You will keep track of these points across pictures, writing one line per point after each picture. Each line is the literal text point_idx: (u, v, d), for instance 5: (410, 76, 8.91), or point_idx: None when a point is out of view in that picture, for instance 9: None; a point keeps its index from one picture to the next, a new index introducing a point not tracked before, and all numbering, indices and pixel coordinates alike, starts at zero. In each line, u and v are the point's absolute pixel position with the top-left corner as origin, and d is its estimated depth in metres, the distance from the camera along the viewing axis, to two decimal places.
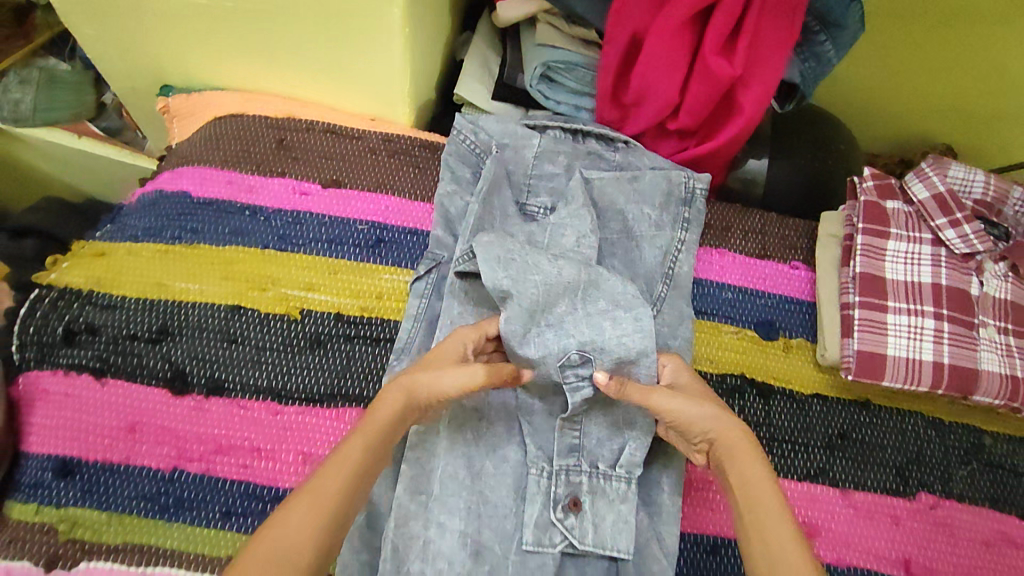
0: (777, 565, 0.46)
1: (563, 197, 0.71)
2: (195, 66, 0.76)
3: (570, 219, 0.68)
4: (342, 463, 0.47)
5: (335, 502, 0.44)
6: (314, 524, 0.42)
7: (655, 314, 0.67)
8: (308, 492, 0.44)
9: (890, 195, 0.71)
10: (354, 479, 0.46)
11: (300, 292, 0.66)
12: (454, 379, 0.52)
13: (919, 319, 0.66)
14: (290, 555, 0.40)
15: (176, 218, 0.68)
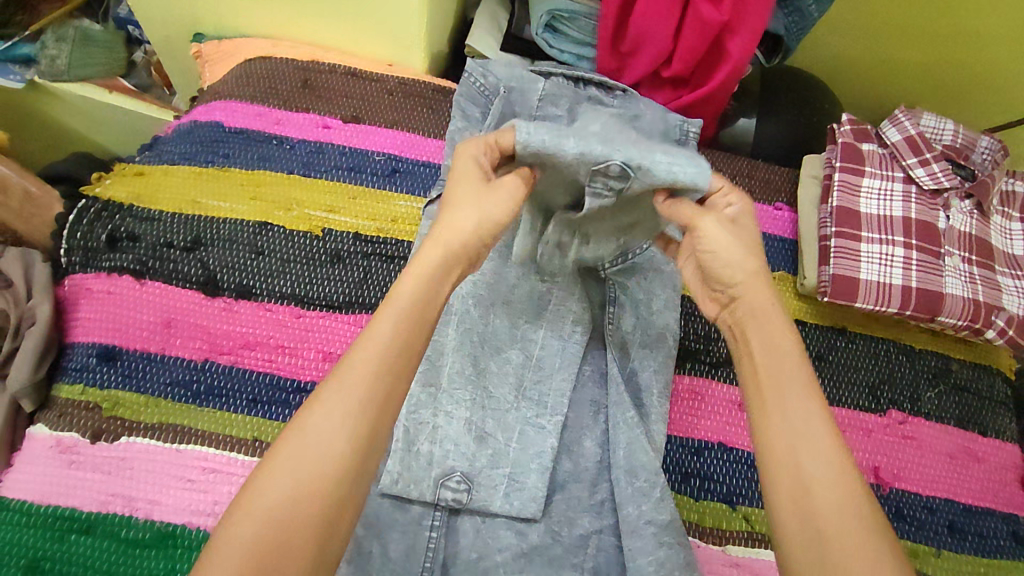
0: (799, 439, 0.43)
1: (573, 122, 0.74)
2: (227, 15, 0.83)
3: (586, 128, 0.70)
4: (378, 331, 0.42)
5: (376, 381, 0.41)
6: (355, 412, 0.40)
7: None
8: (342, 376, 0.41)
9: (866, 139, 0.78)
10: (388, 356, 0.42)
11: (322, 213, 0.72)
12: (471, 215, 0.49)
13: (889, 247, 0.72)
14: (330, 446, 0.38)
15: (209, 145, 0.74)
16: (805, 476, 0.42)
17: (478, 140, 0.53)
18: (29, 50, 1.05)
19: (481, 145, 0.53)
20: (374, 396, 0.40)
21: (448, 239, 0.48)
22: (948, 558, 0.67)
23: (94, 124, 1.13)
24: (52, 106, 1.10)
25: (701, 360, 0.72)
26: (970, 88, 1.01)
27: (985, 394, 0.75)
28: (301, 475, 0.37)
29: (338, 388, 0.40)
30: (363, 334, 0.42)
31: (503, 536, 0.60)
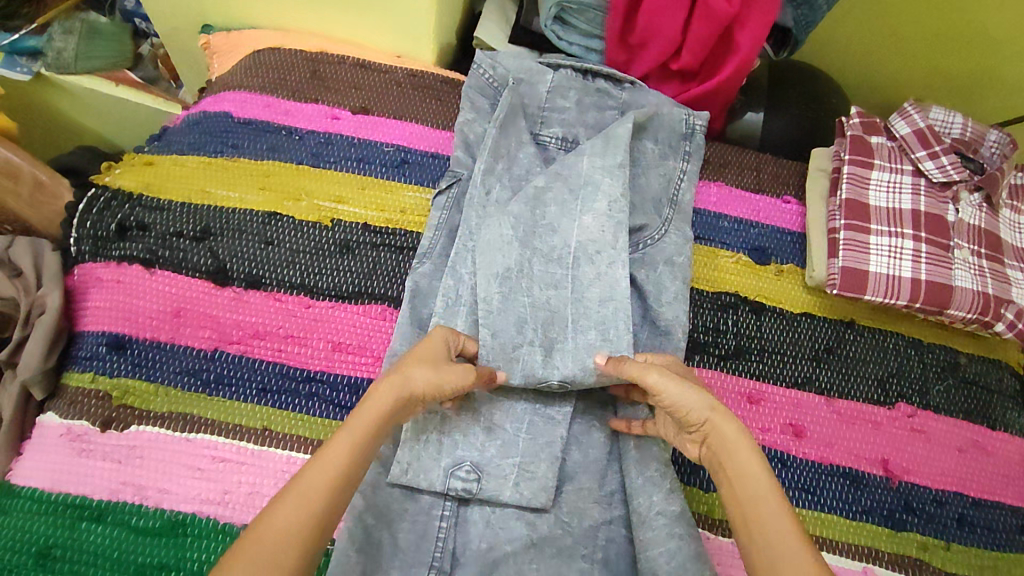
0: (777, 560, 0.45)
1: (604, 150, 0.71)
2: (236, 7, 0.83)
3: (604, 183, 0.69)
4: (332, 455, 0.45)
5: (326, 500, 0.43)
6: (306, 522, 0.41)
7: (661, 236, 0.73)
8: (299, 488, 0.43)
9: (874, 132, 0.78)
10: (337, 477, 0.45)
11: (331, 204, 0.72)
12: (424, 375, 0.52)
13: (898, 240, 0.72)
14: (284, 556, 0.40)
15: (218, 135, 0.74)
16: None
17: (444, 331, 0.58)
18: (35, 43, 1.05)
19: (449, 335, 0.59)
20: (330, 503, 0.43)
21: (404, 386, 0.51)
22: (956, 550, 0.67)
23: (101, 116, 1.13)
24: (59, 98, 1.10)
25: (710, 352, 0.71)
26: (979, 82, 1.01)
27: (994, 388, 0.74)
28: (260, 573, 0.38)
29: (294, 499, 0.42)
30: (319, 454, 0.46)
31: (513, 526, 0.60)
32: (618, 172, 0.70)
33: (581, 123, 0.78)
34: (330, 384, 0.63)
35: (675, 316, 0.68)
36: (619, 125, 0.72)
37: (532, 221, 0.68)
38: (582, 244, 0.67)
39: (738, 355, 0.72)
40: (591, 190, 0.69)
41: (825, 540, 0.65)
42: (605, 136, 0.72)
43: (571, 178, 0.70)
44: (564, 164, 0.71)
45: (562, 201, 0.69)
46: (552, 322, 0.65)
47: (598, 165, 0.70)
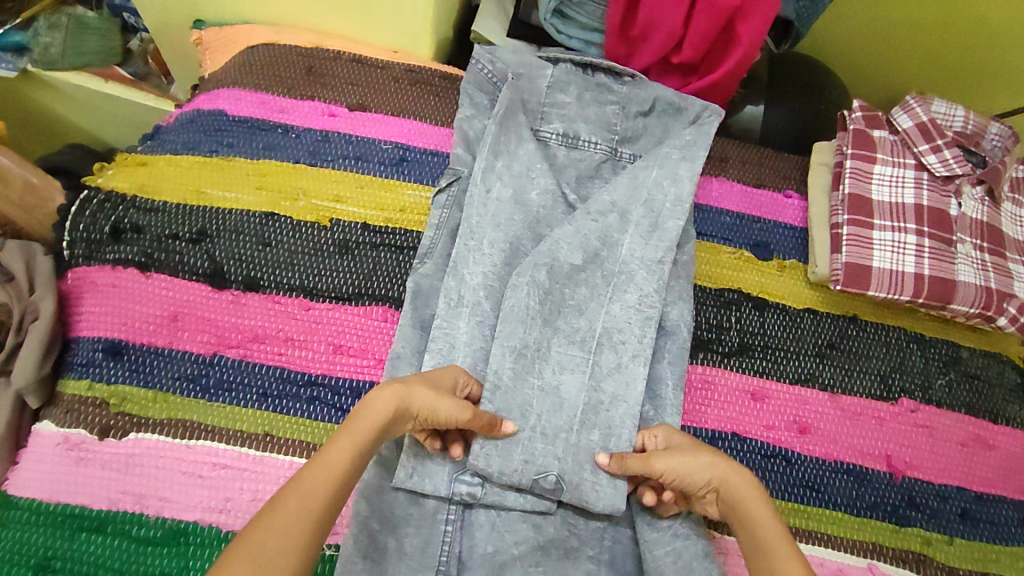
0: None
1: (649, 237, 0.69)
2: (228, 2, 0.81)
3: (639, 275, 0.68)
4: (331, 468, 0.45)
5: (326, 500, 0.43)
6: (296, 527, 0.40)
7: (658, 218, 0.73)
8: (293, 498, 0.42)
9: (876, 125, 0.77)
10: (332, 486, 0.44)
11: (329, 204, 0.71)
12: (429, 399, 0.52)
13: (902, 235, 0.72)
14: (278, 553, 0.39)
15: (213, 134, 0.73)
16: None
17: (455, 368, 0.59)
18: (21, 39, 1.02)
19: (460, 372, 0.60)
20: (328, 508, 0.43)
21: (404, 407, 0.51)
22: (959, 545, 0.67)
23: (91, 116, 1.11)
24: (47, 97, 1.08)
25: (714, 351, 0.71)
26: (979, 82, 1.01)
27: (995, 382, 0.74)
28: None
29: (291, 506, 0.41)
30: (319, 460, 0.45)
31: (519, 530, 0.59)
32: (658, 268, 0.68)
33: (582, 118, 0.78)
34: (331, 388, 0.63)
35: (679, 314, 0.69)
36: (670, 218, 0.70)
37: (559, 299, 0.67)
38: (607, 332, 0.66)
39: (742, 351, 0.71)
40: (624, 280, 0.68)
41: (831, 537, 0.65)
42: (654, 221, 0.70)
43: (607, 264, 0.69)
44: (604, 244, 0.70)
45: (593, 284, 0.68)
46: (560, 410, 0.63)
47: (638, 253, 0.69)
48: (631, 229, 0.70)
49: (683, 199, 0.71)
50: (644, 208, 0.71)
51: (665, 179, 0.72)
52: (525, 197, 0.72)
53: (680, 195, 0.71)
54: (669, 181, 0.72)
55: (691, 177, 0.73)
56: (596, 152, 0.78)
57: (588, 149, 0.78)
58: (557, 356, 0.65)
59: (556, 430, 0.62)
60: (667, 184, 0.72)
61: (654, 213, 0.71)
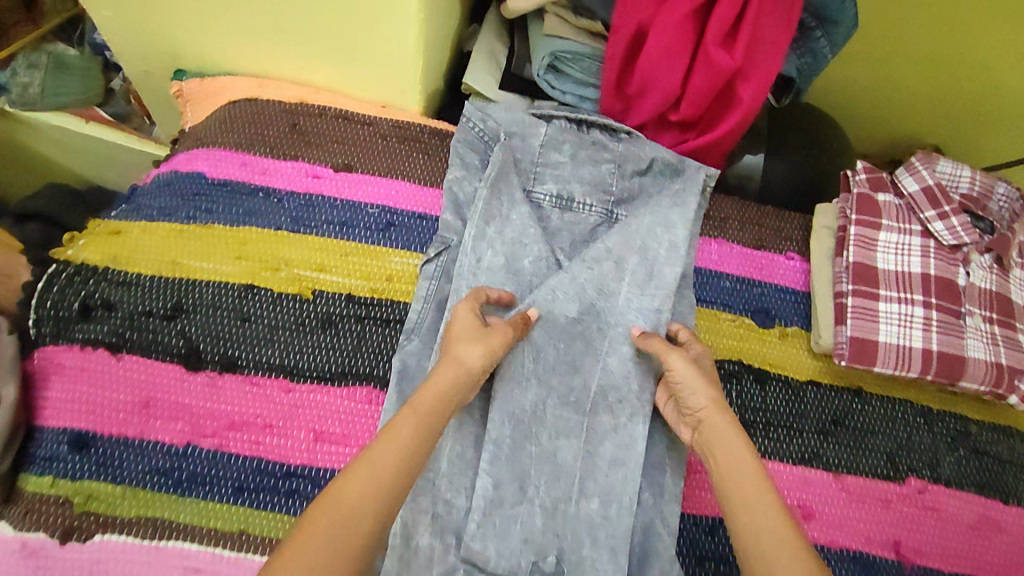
0: (758, 529, 0.46)
1: (645, 287, 0.68)
2: (210, 51, 0.78)
3: (636, 326, 0.66)
4: (420, 405, 0.50)
5: (417, 439, 0.48)
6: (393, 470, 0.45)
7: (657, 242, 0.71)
8: (388, 442, 0.46)
9: (881, 188, 0.74)
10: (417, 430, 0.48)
11: (312, 273, 0.68)
12: (477, 354, 0.56)
13: (909, 307, 0.69)
14: (382, 483, 0.44)
15: (192, 198, 0.70)
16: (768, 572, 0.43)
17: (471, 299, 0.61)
18: None
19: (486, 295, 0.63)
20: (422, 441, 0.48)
21: (461, 368, 0.55)
22: None
23: (81, 155, 1.09)
24: (26, 137, 1.04)
25: None
26: (977, 122, 1.01)
27: (1006, 458, 0.72)
28: (364, 501, 0.43)
29: (393, 439, 0.47)
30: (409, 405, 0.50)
31: None
32: (655, 316, 0.66)
33: (576, 178, 0.75)
34: (312, 480, 0.59)
35: None
36: (666, 265, 0.69)
37: (554, 358, 0.64)
38: (603, 390, 0.63)
39: (745, 428, 0.68)
40: (620, 330, 0.66)
41: None
42: (650, 269, 0.69)
43: (603, 315, 0.67)
44: (600, 294, 0.67)
45: (590, 340, 0.65)
46: (558, 480, 0.60)
47: (635, 302, 0.67)
48: (628, 279, 0.68)
49: (679, 246, 0.70)
50: (640, 257, 0.69)
51: (659, 225, 0.71)
52: (517, 265, 0.69)
53: (674, 239, 0.70)
54: (663, 228, 0.71)
55: (684, 223, 0.72)
56: (591, 214, 0.75)
57: (583, 211, 0.75)
58: (552, 420, 0.62)
59: (553, 516, 0.59)
60: (661, 231, 0.71)
61: (649, 262, 0.69)
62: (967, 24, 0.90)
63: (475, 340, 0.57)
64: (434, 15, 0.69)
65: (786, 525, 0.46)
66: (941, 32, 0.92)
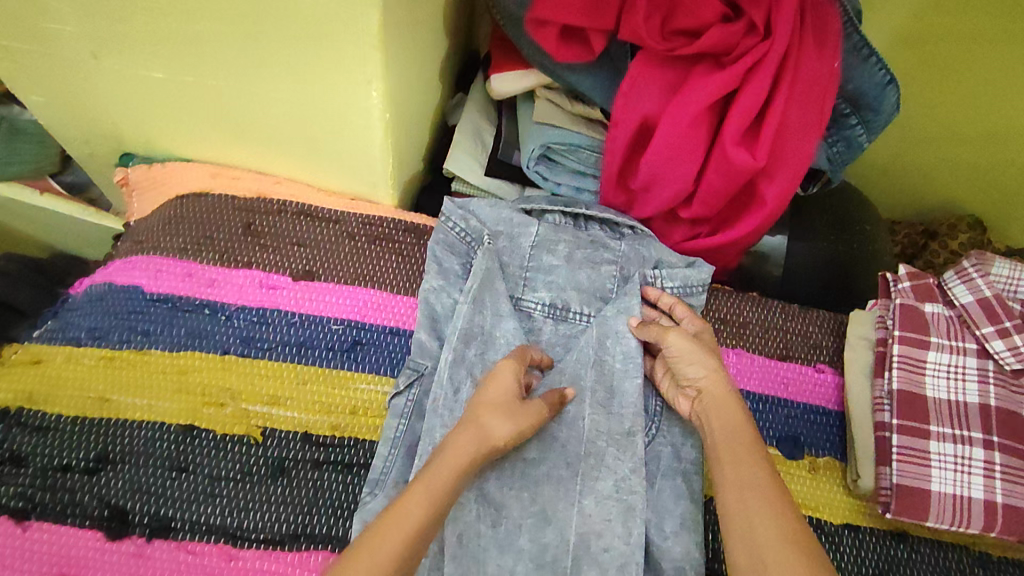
0: (752, 491, 0.47)
1: (609, 409, 0.58)
2: (160, 137, 0.69)
3: (609, 455, 0.56)
4: (419, 489, 0.46)
5: (397, 561, 0.41)
6: (401, 552, 0.42)
7: (609, 352, 0.61)
8: (395, 521, 0.43)
9: (928, 297, 0.64)
10: (421, 509, 0.44)
11: (263, 408, 0.58)
12: (507, 428, 0.51)
13: (966, 448, 0.58)
14: None
15: (126, 317, 0.60)
16: (758, 536, 0.44)
17: (517, 361, 0.55)
18: None
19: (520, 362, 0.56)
20: (407, 555, 0.42)
21: (484, 442, 0.50)
22: None
23: (40, 226, 1.00)
24: None
25: None
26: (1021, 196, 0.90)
27: None
28: None
29: (366, 553, 0.41)
30: (388, 513, 0.44)
31: None
32: (628, 442, 0.56)
33: (573, 284, 0.65)
34: None
35: (683, 550, 0.54)
36: (625, 379, 0.59)
37: (512, 514, 0.54)
38: (584, 541, 0.53)
39: None
40: (592, 464, 0.56)
41: None
42: (609, 387, 0.59)
43: (569, 448, 0.57)
44: (554, 423, 0.57)
45: (558, 479, 0.55)
46: None
47: (602, 427, 0.57)
48: (587, 400, 0.58)
49: (632, 359, 0.60)
50: (596, 370, 0.60)
51: (607, 338, 0.61)
52: None
53: (628, 349, 0.60)
54: (610, 339, 0.61)
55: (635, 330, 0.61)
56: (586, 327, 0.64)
57: (579, 324, 0.64)
58: None
59: None
60: (611, 343, 0.61)
61: (606, 378, 0.59)
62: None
63: (510, 411, 0.52)
64: (405, 104, 0.60)
65: (775, 481, 0.47)
66: (996, 95, 0.82)
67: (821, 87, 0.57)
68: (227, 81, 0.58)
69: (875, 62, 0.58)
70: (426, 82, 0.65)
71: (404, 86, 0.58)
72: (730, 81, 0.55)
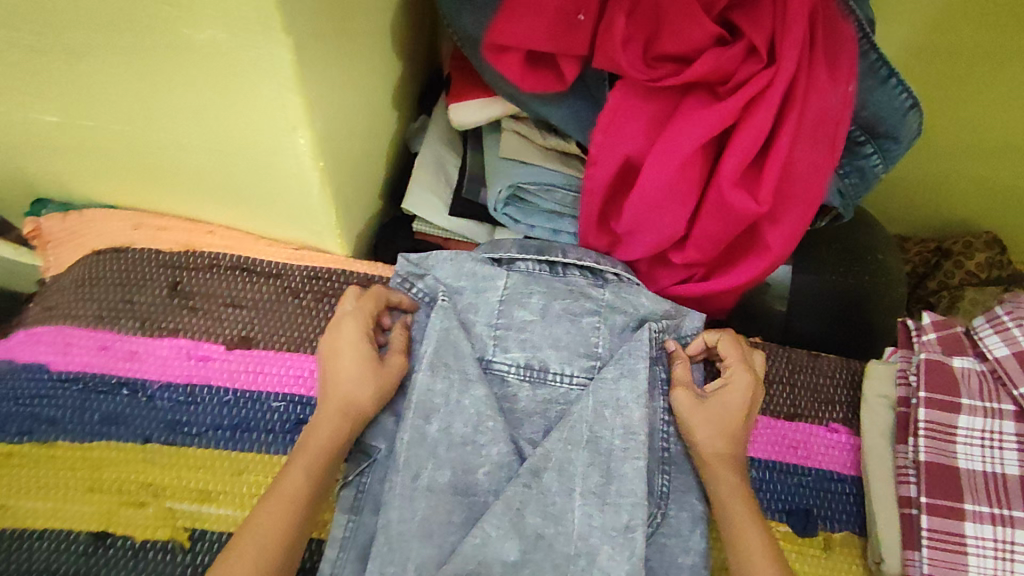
0: None
1: (605, 499, 0.50)
2: (72, 184, 0.60)
3: (603, 554, 0.48)
4: (297, 462, 0.47)
5: (287, 532, 0.44)
6: (271, 544, 0.43)
7: (610, 422, 0.52)
8: (281, 487, 0.46)
9: (955, 350, 0.56)
10: (310, 478, 0.47)
11: (190, 506, 0.50)
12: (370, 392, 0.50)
13: (1007, 531, 0.50)
14: None
15: (29, 402, 0.52)
16: None
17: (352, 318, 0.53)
18: None
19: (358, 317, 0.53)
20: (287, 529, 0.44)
21: (348, 411, 0.50)
22: None
23: None
24: None
25: None
26: None
27: None
28: None
29: (254, 535, 0.44)
30: (274, 484, 0.46)
31: None
32: (626, 540, 0.48)
33: (550, 341, 0.56)
34: None
35: None
36: (625, 461, 0.51)
37: None
38: None
39: None
40: (582, 566, 0.48)
41: None
42: (605, 469, 0.51)
43: (557, 547, 0.48)
44: (547, 517, 0.49)
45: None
46: None
47: (597, 521, 0.49)
48: (580, 487, 0.50)
49: (634, 431, 0.51)
50: (588, 451, 0.51)
51: (607, 408, 0.52)
52: (467, 481, 0.50)
53: (629, 423, 0.52)
54: (610, 409, 0.52)
55: (638, 400, 0.52)
56: (570, 392, 0.55)
57: (561, 387, 0.55)
58: None
59: None
60: (610, 414, 0.52)
61: (602, 460, 0.51)
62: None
63: (364, 375, 0.51)
64: (345, 146, 0.52)
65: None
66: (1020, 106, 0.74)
67: (832, 117, 0.49)
68: (129, 122, 0.49)
69: (896, 84, 0.49)
70: (372, 114, 0.56)
71: (342, 127, 0.50)
72: (727, 115, 0.47)
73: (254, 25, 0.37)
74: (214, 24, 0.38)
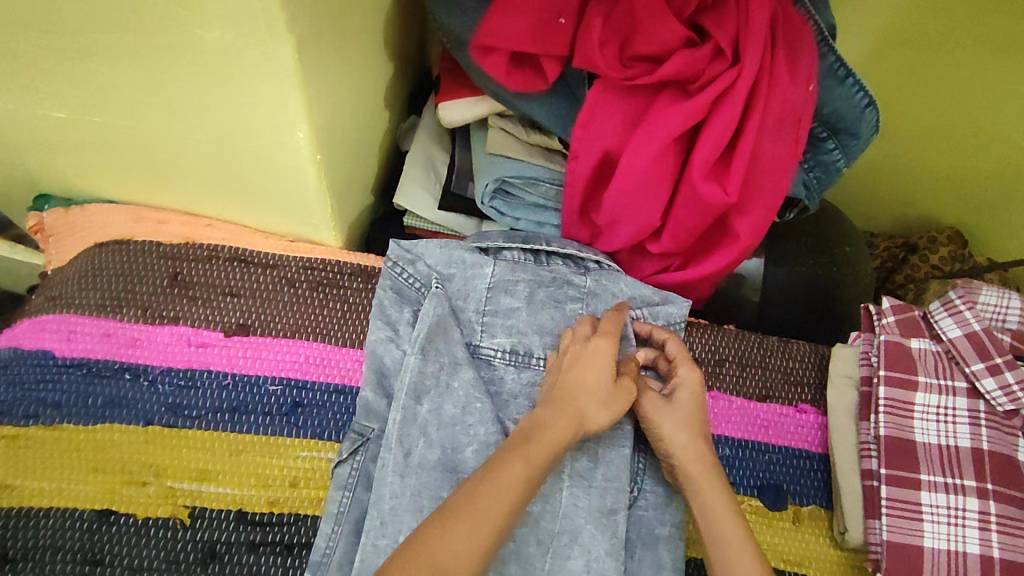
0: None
1: (591, 481, 0.53)
2: (76, 179, 0.62)
3: (586, 532, 0.51)
4: (521, 457, 0.46)
5: (500, 523, 0.42)
6: (483, 532, 0.41)
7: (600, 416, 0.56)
8: (500, 475, 0.44)
9: (913, 332, 0.60)
10: (529, 474, 0.45)
11: (190, 485, 0.52)
12: (602, 413, 0.51)
13: (959, 499, 0.55)
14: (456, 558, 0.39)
15: (34, 387, 0.55)
16: None
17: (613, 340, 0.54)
18: None
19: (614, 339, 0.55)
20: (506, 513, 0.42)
21: (581, 424, 0.50)
22: None
23: None
24: None
25: None
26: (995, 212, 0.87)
27: None
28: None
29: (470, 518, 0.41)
30: (498, 469, 0.44)
31: None
32: (609, 521, 0.51)
33: (534, 327, 0.59)
34: None
35: None
36: (613, 447, 0.55)
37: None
38: None
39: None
40: (565, 542, 0.50)
41: None
42: (594, 455, 0.54)
43: (543, 524, 0.51)
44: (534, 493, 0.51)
45: (525, 558, 0.50)
46: None
47: (582, 501, 0.52)
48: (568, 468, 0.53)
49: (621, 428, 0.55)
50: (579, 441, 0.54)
51: None
52: (455, 460, 0.52)
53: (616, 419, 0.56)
54: None
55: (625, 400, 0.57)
56: None
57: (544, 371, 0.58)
58: None
59: None
60: None
61: (592, 448, 0.54)
62: (1012, 99, 0.76)
63: (609, 399, 0.52)
64: (341, 142, 0.55)
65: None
66: (979, 109, 0.78)
67: (795, 115, 0.52)
68: (136, 118, 0.51)
69: (853, 84, 0.53)
70: (366, 112, 0.59)
71: (338, 124, 0.53)
72: (698, 111, 0.51)
73: (260, 25, 0.40)
74: (223, 24, 0.40)
